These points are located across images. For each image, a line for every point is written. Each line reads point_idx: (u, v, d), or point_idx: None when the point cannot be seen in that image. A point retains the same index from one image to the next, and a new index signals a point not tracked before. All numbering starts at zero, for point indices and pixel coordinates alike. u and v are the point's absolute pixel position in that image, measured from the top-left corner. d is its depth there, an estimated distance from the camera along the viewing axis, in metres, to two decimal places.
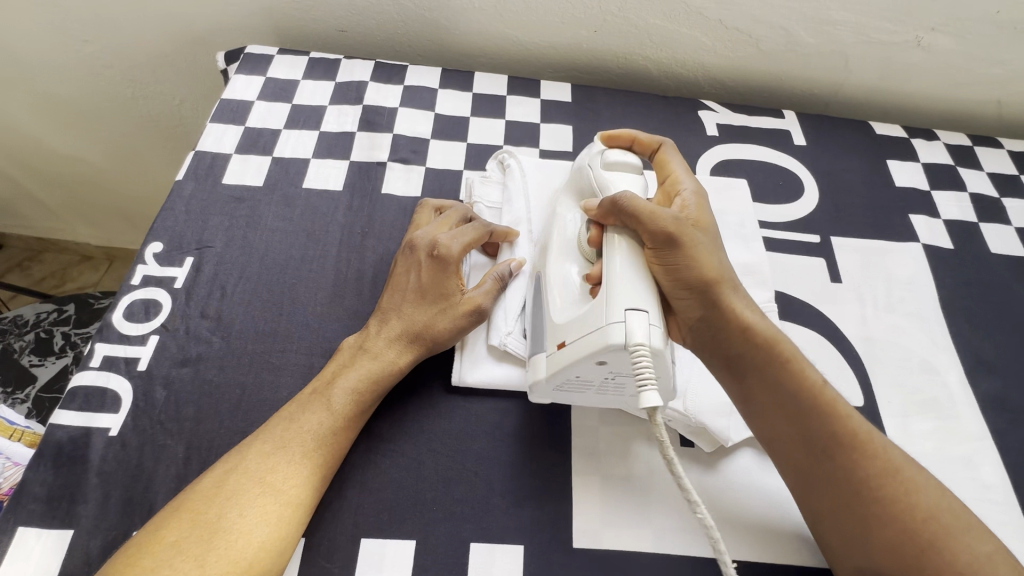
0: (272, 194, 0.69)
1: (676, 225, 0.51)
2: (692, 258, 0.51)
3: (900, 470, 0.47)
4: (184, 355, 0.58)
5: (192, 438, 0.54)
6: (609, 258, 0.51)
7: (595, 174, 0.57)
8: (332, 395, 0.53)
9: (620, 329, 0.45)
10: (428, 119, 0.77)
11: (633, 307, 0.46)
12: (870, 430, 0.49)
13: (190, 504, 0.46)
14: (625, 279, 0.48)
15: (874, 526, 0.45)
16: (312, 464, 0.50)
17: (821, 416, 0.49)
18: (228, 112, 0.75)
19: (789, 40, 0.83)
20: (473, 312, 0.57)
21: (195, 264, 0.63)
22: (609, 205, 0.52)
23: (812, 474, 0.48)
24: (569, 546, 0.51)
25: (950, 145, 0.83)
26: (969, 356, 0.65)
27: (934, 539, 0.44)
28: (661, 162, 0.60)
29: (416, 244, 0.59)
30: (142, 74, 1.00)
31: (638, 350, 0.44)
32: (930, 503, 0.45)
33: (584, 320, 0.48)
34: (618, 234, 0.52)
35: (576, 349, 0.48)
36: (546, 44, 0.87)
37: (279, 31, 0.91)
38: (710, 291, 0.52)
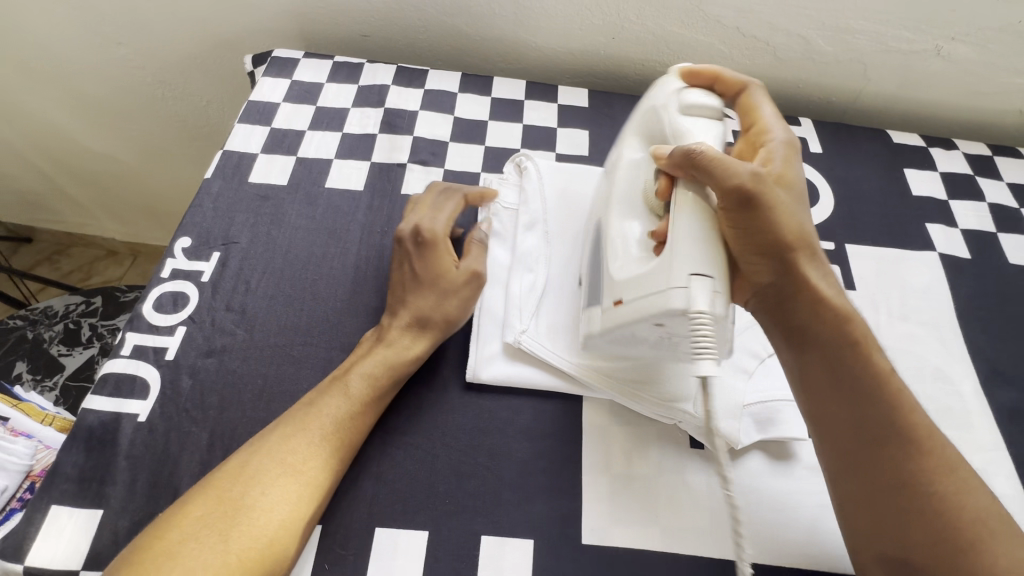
0: (296, 193, 0.71)
1: (754, 180, 0.50)
2: (771, 216, 0.50)
3: (954, 469, 0.46)
4: (209, 346, 0.60)
5: (216, 426, 0.56)
6: (680, 213, 0.50)
7: (669, 120, 0.56)
8: (349, 380, 0.55)
9: (682, 296, 0.46)
10: (447, 122, 0.79)
11: (696, 273, 0.46)
12: (931, 424, 0.48)
13: (217, 482, 0.48)
14: (687, 236, 0.48)
15: (915, 525, 0.44)
16: (331, 451, 0.51)
17: (883, 396, 0.48)
18: (255, 114, 0.78)
19: (806, 48, 0.83)
20: (472, 277, 0.60)
21: (221, 259, 0.66)
22: (682, 155, 0.51)
23: (864, 459, 0.47)
24: (579, 542, 0.52)
25: (969, 155, 0.82)
26: (985, 366, 0.64)
27: (976, 541, 0.43)
28: (746, 106, 0.61)
29: (401, 237, 0.62)
30: (172, 75, 1.04)
31: (698, 316, 0.45)
32: (968, 494, 0.45)
33: (644, 280, 0.49)
34: (692, 188, 0.51)
35: (632, 306, 0.49)
36: (564, 51, 0.88)
37: (304, 35, 0.94)
38: (787, 254, 0.51)
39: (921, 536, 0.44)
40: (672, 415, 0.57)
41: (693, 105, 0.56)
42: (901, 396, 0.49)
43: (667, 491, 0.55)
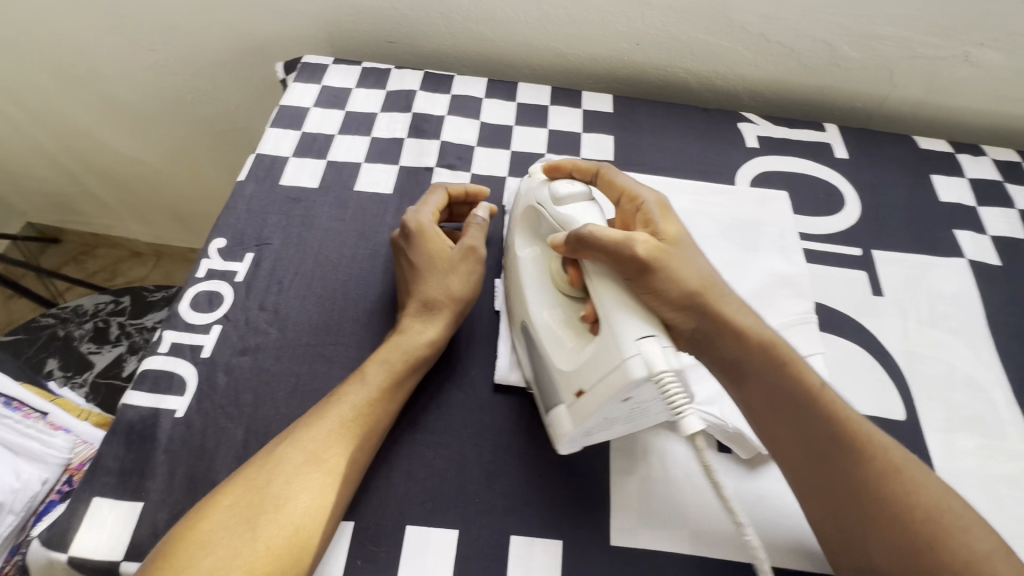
0: (327, 196, 0.73)
1: (649, 248, 0.52)
2: (673, 276, 0.52)
3: (900, 469, 0.47)
4: (244, 344, 0.61)
5: (250, 422, 0.57)
6: (601, 303, 0.51)
7: (550, 212, 0.58)
8: (366, 369, 0.56)
9: (637, 363, 0.45)
10: (474, 127, 0.80)
11: (643, 336, 0.47)
12: (868, 429, 0.49)
13: (245, 472, 0.50)
14: (617, 315, 0.49)
15: (875, 531, 0.45)
16: (355, 444, 0.52)
17: (814, 417, 0.50)
18: (287, 118, 0.79)
19: (832, 54, 0.83)
20: (469, 252, 0.63)
21: (255, 259, 0.67)
22: (574, 241, 0.53)
23: (824, 485, 0.48)
24: (607, 544, 0.52)
25: (998, 161, 0.82)
26: (1017, 373, 0.64)
27: (933, 538, 0.44)
28: (608, 181, 0.62)
29: (394, 242, 0.65)
30: (202, 81, 1.07)
31: (663, 376, 0.44)
32: (931, 502, 0.46)
33: (596, 362, 0.49)
34: (599, 270, 0.52)
35: (598, 392, 0.48)
36: (588, 56, 0.89)
37: (332, 41, 0.96)
38: (700, 300, 0.53)
39: (883, 541, 0.45)
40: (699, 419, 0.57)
41: (566, 197, 0.58)
42: (835, 412, 0.50)
43: (694, 493, 0.55)
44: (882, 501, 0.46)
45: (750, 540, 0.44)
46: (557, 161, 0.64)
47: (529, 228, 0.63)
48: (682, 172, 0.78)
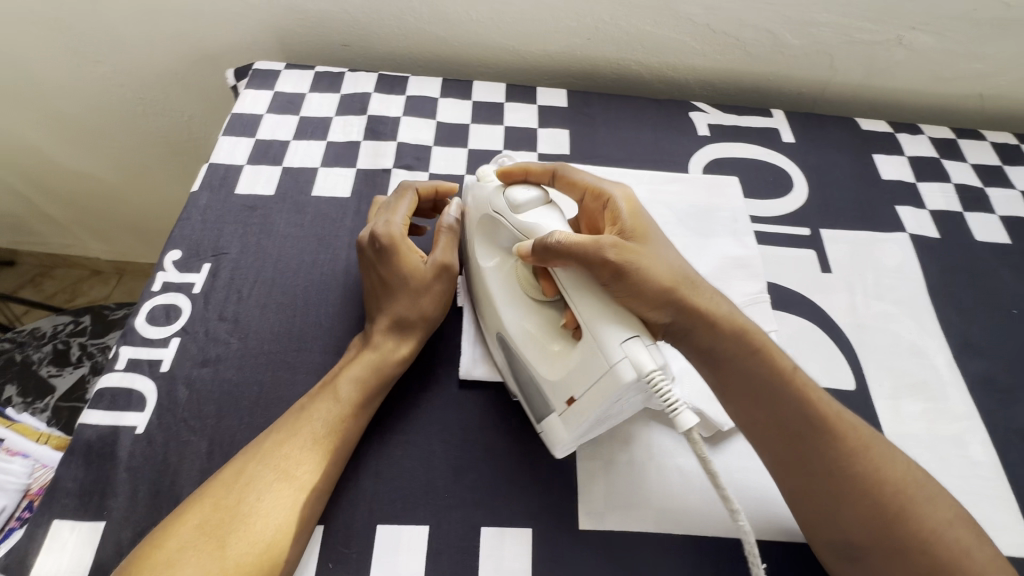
0: (283, 202, 0.72)
1: (619, 249, 0.52)
2: (649, 273, 0.52)
3: (870, 447, 0.50)
4: (205, 355, 0.61)
5: (214, 434, 0.56)
6: (581, 311, 0.51)
7: (510, 221, 0.57)
8: (338, 386, 0.56)
9: (626, 367, 0.47)
10: (430, 127, 0.80)
11: (628, 338, 0.49)
12: (839, 409, 0.52)
13: (212, 491, 0.49)
14: (597, 319, 0.50)
15: (847, 506, 0.49)
16: (325, 455, 0.52)
17: (785, 405, 0.51)
18: (239, 126, 0.79)
19: (775, 42, 0.86)
20: (443, 267, 0.62)
21: (212, 270, 0.66)
22: (546, 250, 0.52)
23: (796, 467, 0.51)
24: (576, 529, 0.54)
25: (935, 139, 0.85)
26: (957, 339, 0.67)
27: (901, 510, 0.48)
28: (567, 182, 0.62)
29: (362, 247, 0.62)
30: (152, 92, 1.04)
31: (654, 376, 0.47)
32: (899, 477, 0.50)
33: (585, 369, 0.50)
34: (576, 277, 0.53)
35: (590, 398, 0.50)
36: (541, 53, 0.90)
37: (284, 46, 0.95)
38: (676, 296, 0.53)
39: (853, 515, 0.49)
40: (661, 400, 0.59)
41: (524, 203, 0.57)
42: (807, 396, 0.51)
43: (657, 473, 0.57)
44: (854, 479, 0.49)
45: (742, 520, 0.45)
46: (510, 164, 0.62)
47: (487, 236, 0.62)
48: (637, 162, 0.79)
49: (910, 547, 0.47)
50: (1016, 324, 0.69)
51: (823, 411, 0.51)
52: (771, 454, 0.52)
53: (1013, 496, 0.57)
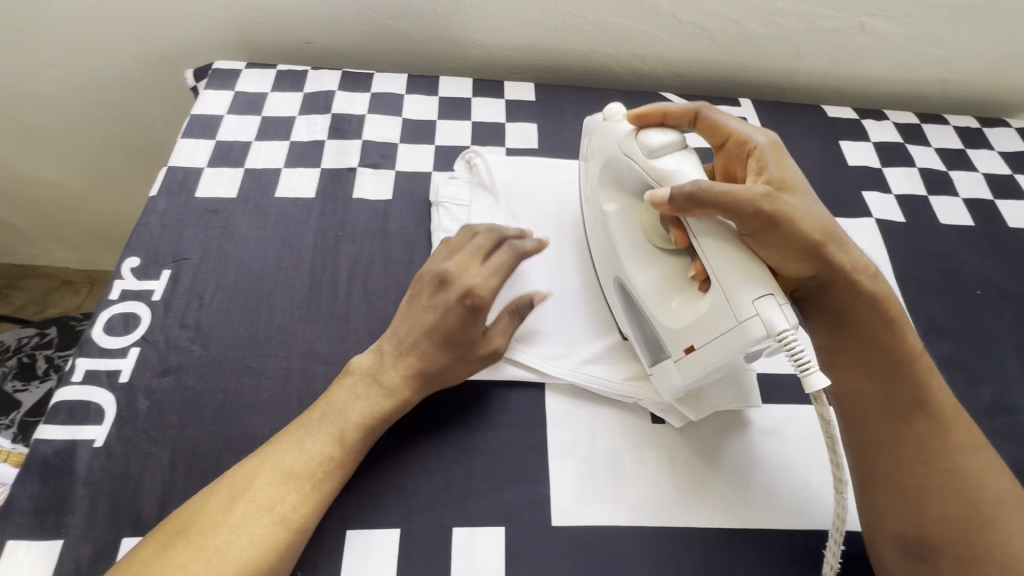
0: (246, 205, 0.71)
1: (774, 198, 0.49)
2: (803, 223, 0.50)
3: (973, 452, 0.50)
4: (166, 364, 0.59)
5: (176, 445, 0.55)
6: (712, 262, 0.49)
7: (643, 165, 0.55)
8: (346, 421, 0.53)
9: (757, 324, 0.45)
10: (396, 124, 0.79)
11: (760, 295, 0.46)
12: (955, 406, 0.52)
13: (197, 530, 0.46)
14: (730, 274, 0.48)
15: (932, 495, 0.49)
16: (315, 491, 0.50)
17: (914, 378, 0.51)
18: (199, 127, 0.77)
19: (741, 31, 0.86)
20: (491, 353, 0.58)
21: (172, 276, 0.65)
22: (691, 195, 0.48)
23: (895, 440, 0.51)
24: (550, 526, 0.53)
25: (899, 124, 0.86)
26: (923, 321, 0.68)
27: (993, 518, 0.48)
28: (711, 126, 0.57)
29: (450, 283, 0.58)
30: (113, 94, 1.01)
31: (786, 335, 0.44)
32: (995, 487, 0.49)
33: (712, 326, 0.49)
34: (711, 226, 0.50)
35: (710, 352, 0.49)
36: (509, 47, 0.89)
37: (246, 45, 0.93)
38: (822, 251, 0.50)
39: (937, 507, 0.48)
40: (630, 393, 0.59)
41: (659, 150, 0.54)
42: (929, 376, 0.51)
43: (630, 466, 0.57)
44: (956, 472, 0.49)
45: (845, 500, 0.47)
46: (644, 108, 0.58)
47: (613, 179, 0.61)
48: None
49: (984, 551, 0.47)
50: (980, 304, 0.70)
51: (941, 398, 0.51)
52: (868, 424, 0.52)
53: None
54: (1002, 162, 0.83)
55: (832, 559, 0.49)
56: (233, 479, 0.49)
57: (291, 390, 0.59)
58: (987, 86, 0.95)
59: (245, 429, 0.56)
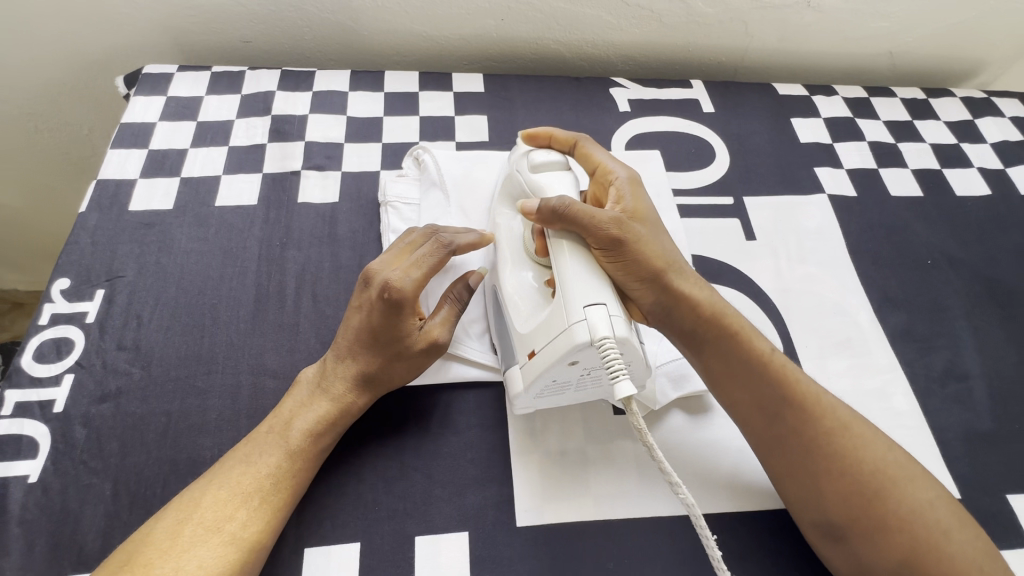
0: (183, 216, 0.67)
1: (617, 223, 0.52)
2: (640, 252, 0.53)
3: (848, 427, 0.50)
4: (103, 391, 0.56)
5: (118, 473, 0.52)
6: (561, 268, 0.51)
7: (524, 178, 0.58)
8: (288, 433, 0.51)
9: (582, 328, 0.46)
10: (341, 122, 0.76)
11: (592, 303, 0.47)
12: (819, 391, 0.52)
13: (142, 558, 0.43)
14: (575, 279, 0.49)
15: (832, 480, 0.49)
16: (267, 504, 0.48)
17: (769, 382, 0.52)
18: (130, 136, 0.73)
19: (688, 12, 0.85)
20: (431, 345, 0.55)
21: (107, 296, 0.61)
22: (549, 211, 0.52)
23: (771, 436, 0.51)
24: (514, 526, 0.52)
25: (848, 99, 0.87)
26: (877, 293, 0.69)
27: (881, 490, 0.48)
28: (585, 155, 0.61)
29: (371, 281, 0.55)
30: (40, 105, 0.94)
31: (604, 344, 0.45)
32: (877, 458, 0.49)
33: (549, 324, 0.50)
34: (562, 238, 0.53)
35: (547, 354, 0.49)
36: (456, 37, 0.87)
37: (180, 46, 0.88)
38: (659, 276, 0.53)
39: (835, 492, 0.48)
40: None
41: (541, 164, 0.58)
42: (785, 376, 0.52)
43: (593, 460, 0.56)
44: (833, 453, 0.49)
45: (685, 496, 0.44)
46: (535, 130, 0.63)
47: (508, 197, 0.62)
48: None
49: (890, 525, 0.47)
50: (931, 274, 0.71)
51: (801, 389, 0.51)
52: (751, 428, 0.53)
53: (934, 441, 0.59)
54: (948, 132, 0.84)
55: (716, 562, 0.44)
56: (182, 501, 0.47)
57: (239, 407, 0.56)
58: (931, 57, 0.96)
59: (192, 451, 0.54)
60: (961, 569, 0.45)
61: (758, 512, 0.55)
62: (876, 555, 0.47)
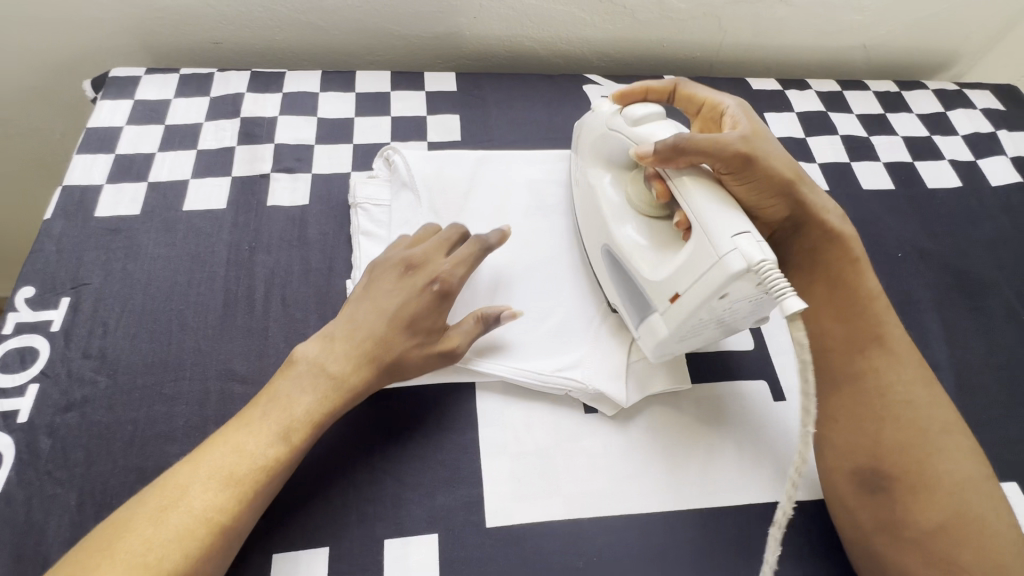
0: (150, 221, 0.67)
1: (745, 141, 0.54)
2: (768, 167, 0.54)
3: (923, 387, 0.54)
4: (68, 400, 0.55)
5: (84, 483, 0.52)
6: (693, 207, 0.50)
7: (625, 134, 0.58)
8: (290, 419, 0.51)
9: (735, 257, 0.46)
10: (311, 124, 0.75)
11: (739, 232, 0.47)
12: (907, 349, 0.56)
13: (125, 543, 0.43)
14: (714, 212, 0.49)
15: (895, 431, 0.52)
16: (257, 492, 0.48)
17: (866, 318, 0.56)
18: (96, 141, 0.72)
19: (661, 8, 0.85)
20: (450, 350, 0.55)
21: (72, 303, 0.60)
22: (668, 150, 0.51)
23: (851, 381, 0.55)
24: (484, 527, 0.52)
25: (821, 93, 0.87)
26: None
27: (935, 446, 0.51)
28: (687, 96, 0.63)
29: (417, 268, 0.58)
30: (7, 110, 0.92)
31: (763, 267, 0.45)
32: (939, 420, 0.53)
33: (692, 265, 0.49)
34: (685, 178, 0.52)
35: (694, 293, 0.49)
36: (429, 36, 0.86)
37: (149, 48, 0.87)
38: (793, 190, 0.56)
39: (894, 440, 0.51)
40: (561, 385, 0.58)
41: (642, 117, 0.56)
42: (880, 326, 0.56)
43: (561, 459, 0.56)
44: (904, 405, 0.53)
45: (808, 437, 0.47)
46: (626, 87, 0.63)
47: (598, 151, 0.62)
48: (533, 143, 0.77)
49: (935, 483, 0.50)
50: (902, 267, 0.71)
51: (892, 343, 0.55)
52: (833, 366, 0.56)
53: None
54: (920, 125, 0.85)
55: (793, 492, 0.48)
56: (166, 486, 0.46)
57: (207, 413, 0.56)
58: (905, 49, 0.96)
59: (159, 459, 0.53)
60: (984, 530, 0.48)
61: (727, 508, 0.55)
62: (915, 507, 0.49)
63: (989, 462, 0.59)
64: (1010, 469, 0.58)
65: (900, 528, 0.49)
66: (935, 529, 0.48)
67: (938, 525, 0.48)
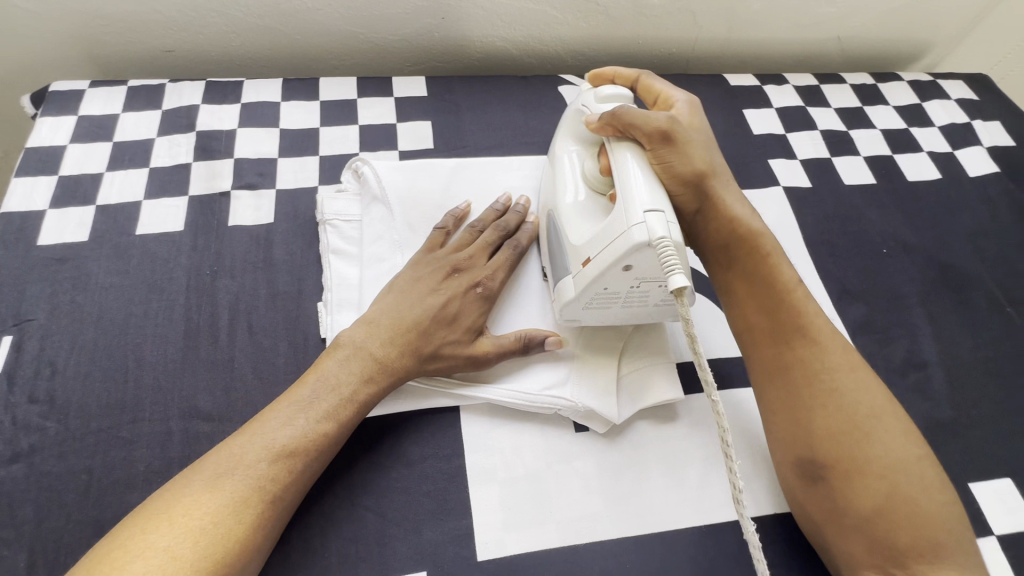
0: (101, 247, 0.62)
1: (672, 124, 0.53)
2: (685, 153, 0.54)
3: (851, 369, 0.51)
4: (13, 451, 0.50)
5: (34, 542, 0.47)
6: (620, 171, 0.51)
7: (591, 110, 0.57)
8: (338, 399, 0.50)
9: (641, 229, 0.46)
10: (273, 136, 0.71)
11: (651, 209, 0.47)
12: (830, 328, 0.53)
13: (180, 508, 0.42)
14: (634, 186, 0.49)
15: (823, 416, 0.50)
16: (304, 471, 0.47)
17: (787, 304, 0.54)
18: (36, 163, 0.66)
19: (635, 5, 0.82)
20: (478, 357, 0.54)
21: (15, 343, 0.55)
22: (608, 118, 0.54)
23: (778, 370, 0.53)
24: (474, 561, 0.50)
25: (799, 87, 0.86)
26: (835, 285, 0.68)
27: (868, 429, 0.49)
28: (646, 88, 0.62)
29: (464, 274, 0.57)
30: None
31: (662, 243, 0.45)
32: (873, 401, 0.50)
33: (606, 234, 0.49)
34: (623, 145, 0.53)
35: (600, 260, 0.49)
36: (396, 38, 0.82)
37: (93, 59, 0.81)
38: (704, 183, 0.55)
39: (825, 425, 0.49)
40: (551, 404, 0.55)
41: (608, 96, 0.56)
42: (801, 312, 0.54)
43: (553, 482, 0.53)
44: (833, 390, 0.50)
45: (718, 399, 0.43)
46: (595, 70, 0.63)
47: (569, 127, 0.62)
48: (508, 148, 0.74)
49: (868, 467, 0.47)
50: (887, 263, 0.70)
51: (814, 324, 0.53)
52: (761, 353, 0.54)
53: None
54: (897, 117, 0.84)
55: (735, 482, 0.42)
56: (220, 456, 0.45)
57: (170, 456, 0.52)
58: (878, 41, 0.96)
59: (118, 510, 0.49)
60: (924, 511, 0.46)
61: (725, 525, 0.53)
62: (850, 495, 0.47)
63: (983, 459, 0.58)
64: (1003, 465, 0.58)
65: (840, 516, 0.47)
66: (876, 515, 0.46)
67: (876, 511, 0.46)
